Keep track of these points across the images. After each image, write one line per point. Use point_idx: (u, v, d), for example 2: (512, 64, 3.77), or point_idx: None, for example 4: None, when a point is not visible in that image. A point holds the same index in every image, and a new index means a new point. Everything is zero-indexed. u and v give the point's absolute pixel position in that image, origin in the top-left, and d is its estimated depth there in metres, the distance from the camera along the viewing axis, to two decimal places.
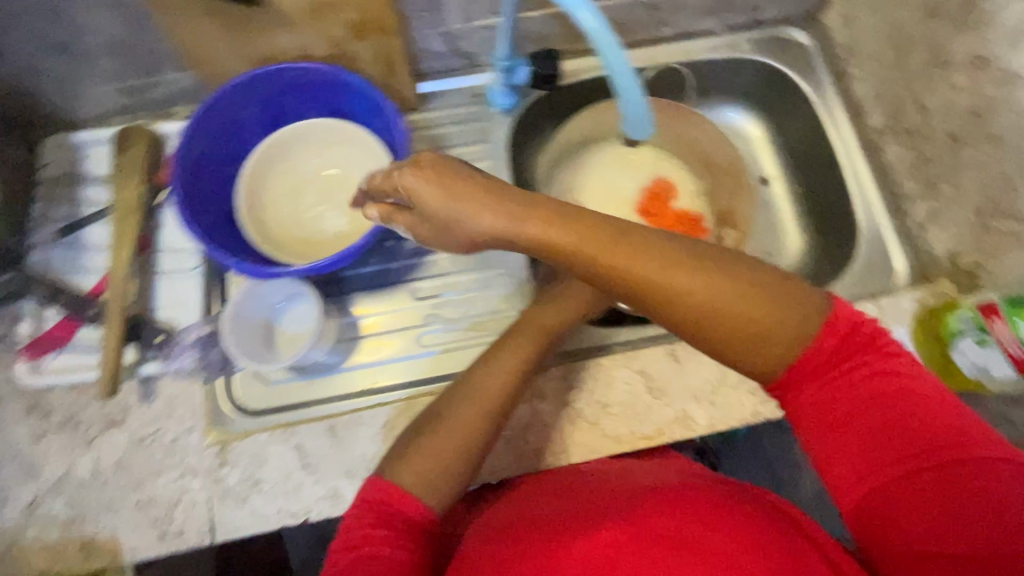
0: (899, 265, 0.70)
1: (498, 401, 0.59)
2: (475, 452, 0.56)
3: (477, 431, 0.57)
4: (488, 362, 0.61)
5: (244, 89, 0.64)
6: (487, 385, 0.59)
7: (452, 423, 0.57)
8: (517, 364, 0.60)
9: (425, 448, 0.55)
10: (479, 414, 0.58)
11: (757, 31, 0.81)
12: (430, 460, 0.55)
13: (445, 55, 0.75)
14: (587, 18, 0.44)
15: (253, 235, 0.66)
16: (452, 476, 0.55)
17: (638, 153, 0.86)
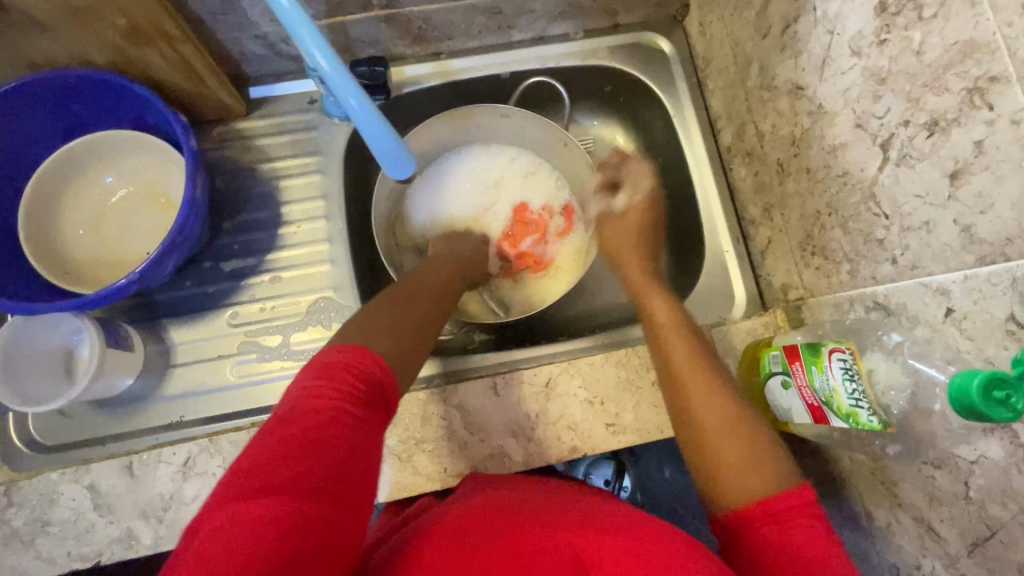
0: (738, 291, 0.68)
1: (430, 315, 0.56)
2: (411, 351, 0.50)
3: (421, 327, 0.53)
4: (414, 281, 0.61)
5: (10, 102, 0.57)
6: (418, 298, 0.57)
7: (393, 314, 0.52)
8: (449, 297, 0.61)
9: (378, 317, 0.50)
10: (417, 312, 0.55)
11: (616, 36, 0.76)
12: (384, 338, 0.48)
13: (267, 57, 0.69)
14: (320, 59, 0.41)
15: (37, 262, 0.61)
16: (409, 358, 0.50)
17: (508, 163, 0.79)
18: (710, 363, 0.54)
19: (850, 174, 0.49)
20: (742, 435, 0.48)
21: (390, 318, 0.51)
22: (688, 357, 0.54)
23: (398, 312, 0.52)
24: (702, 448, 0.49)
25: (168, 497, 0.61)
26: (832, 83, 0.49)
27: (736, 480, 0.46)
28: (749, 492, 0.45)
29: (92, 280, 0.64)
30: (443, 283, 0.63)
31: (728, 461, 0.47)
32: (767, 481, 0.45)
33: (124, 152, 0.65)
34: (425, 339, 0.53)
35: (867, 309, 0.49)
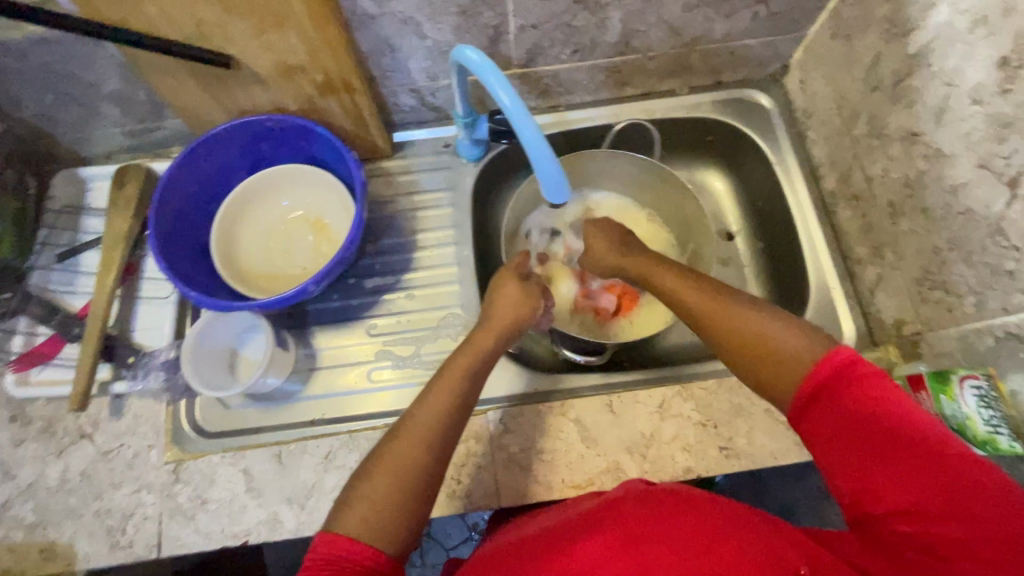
0: (848, 328, 0.71)
1: (418, 474, 0.51)
2: (409, 503, 0.49)
3: (410, 481, 0.50)
4: (409, 425, 0.54)
5: (224, 138, 0.71)
6: (406, 455, 0.51)
7: (366, 497, 0.49)
8: (452, 394, 0.57)
9: (362, 491, 0.49)
10: (398, 486, 0.50)
11: (720, 91, 0.84)
12: (371, 509, 0.48)
13: (416, 108, 0.81)
14: (503, 96, 0.51)
15: (222, 270, 0.73)
16: (401, 527, 0.48)
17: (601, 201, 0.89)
18: (711, 280, 0.62)
19: (974, 211, 0.53)
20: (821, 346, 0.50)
21: (361, 510, 0.48)
22: (676, 278, 0.64)
23: (372, 487, 0.49)
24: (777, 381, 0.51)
25: (310, 485, 0.67)
26: (950, 129, 0.54)
27: (795, 361, 0.50)
28: (801, 358, 0.50)
29: (259, 288, 0.75)
30: (440, 411, 0.55)
31: (774, 355, 0.51)
32: (799, 347, 0.51)
33: (297, 183, 0.78)
34: (410, 509, 0.49)
35: (999, 339, 0.51)
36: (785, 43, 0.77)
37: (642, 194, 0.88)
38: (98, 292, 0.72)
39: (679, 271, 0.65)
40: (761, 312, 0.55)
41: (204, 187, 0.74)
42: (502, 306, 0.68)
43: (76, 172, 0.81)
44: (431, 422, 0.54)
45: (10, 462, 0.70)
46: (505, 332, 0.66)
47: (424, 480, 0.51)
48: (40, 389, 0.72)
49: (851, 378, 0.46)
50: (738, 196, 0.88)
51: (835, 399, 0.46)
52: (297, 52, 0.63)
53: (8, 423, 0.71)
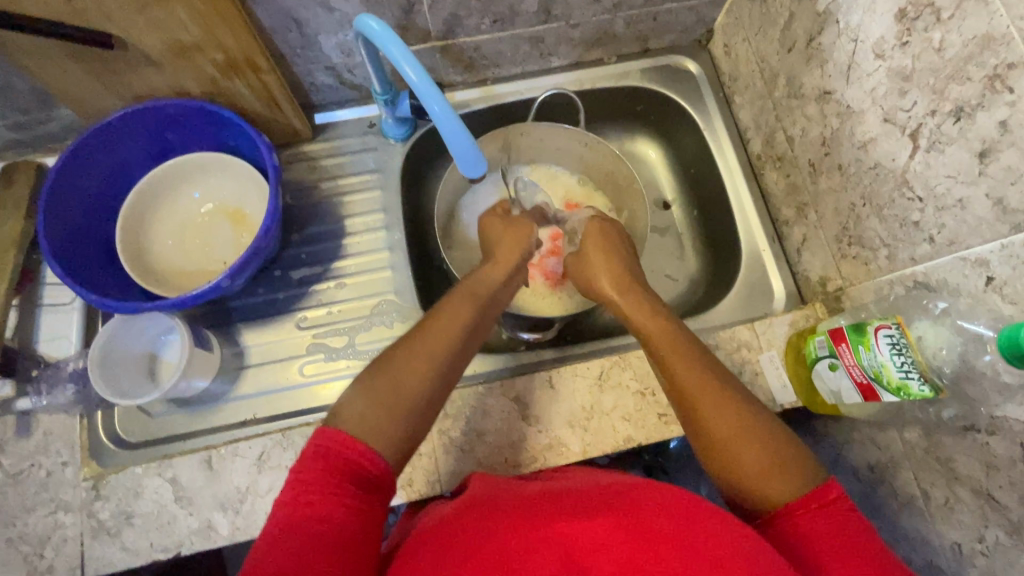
0: (778, 288, 0.72)
1: (419, 394, 0.52)
2: (419, 398, 0.52)
3: (424, 382, 0.53)
4: (426, 329, 0.57)
5: (119, 127, 0.65)
6: (420, 354, 0.54)
7: (371, 399, 0.50)
8: (472, 312, 0.60)
9: (380, 378, 0.52)
10: (399, 398, 0.51)
11: (648, 59, 0.83)
12: (385, 391, 0.51)
13: (335, 87, 0.77)
14: (409, 71, 0.48)
15: (132, 270, 0.68)
16: (410, 418, 0.51)
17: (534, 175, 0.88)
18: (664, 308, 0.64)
19: (882, 165, 0.54)
20: (793, 453, 0.49)
21: (364, 408, 0.50)
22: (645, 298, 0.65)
23: (392, 375, 0.52)
24: (734, 472, 0.50)
25: (244, 489, 0.64)
26: (858, 86, 0.55)
27: (756, 469, 0.49)
28: (759, 464, 0.49)
29: (176, 287, 0.70)
30: (459, 324, 0.58)
31: (746, 462, 0.49)
32: (762, 456, 0.49)
33: (209, 172, 0.73)
34: (408, 421, 0.51)
35: (909, 288, 0.53)
36: (706, 7, 0.76)
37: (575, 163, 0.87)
38: None
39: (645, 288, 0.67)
40: (738, 408, 0.52)
41: (103, 182, 0.68)
42: (513, 238, 0.72)
43: None
44: (447, 333, 0.57)
45: None
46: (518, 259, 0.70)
47: (435, 386, 0.54)
48: None
49: (838, 521, 0.45)
50: (671, 165, 0.89)
51: (819, 527, 0.45)
52: (187, 28, 0.58)
53: None
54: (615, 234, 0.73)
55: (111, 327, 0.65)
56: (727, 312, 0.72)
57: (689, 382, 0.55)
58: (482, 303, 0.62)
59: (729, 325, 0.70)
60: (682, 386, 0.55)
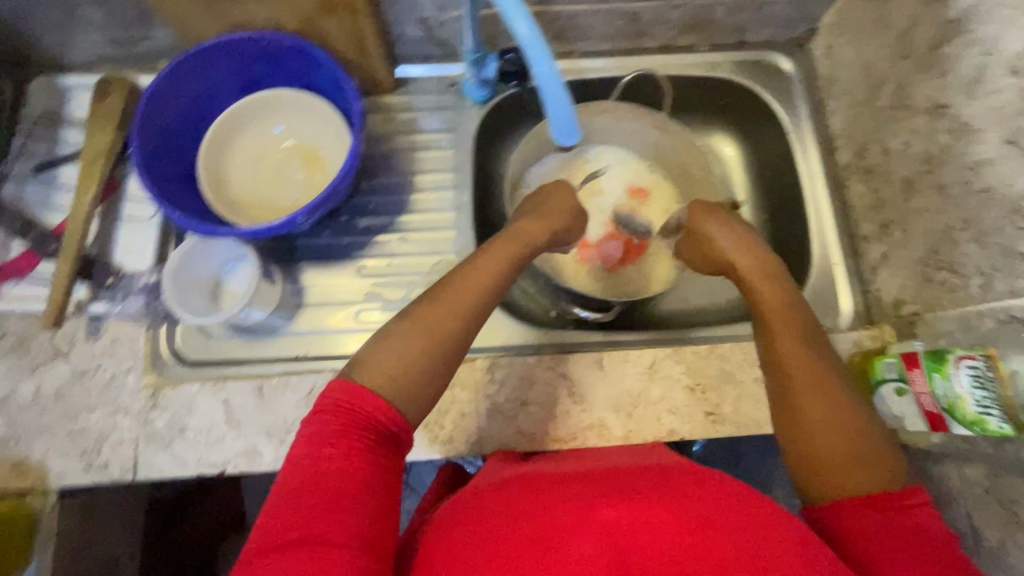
0: (846, 304, 0.70)
1: (442, 354, 0.53)
2: (433, 366, 0.52)
3: (438, 347, 0.52)
4: (440, 295, 0.56)
5: (215, 54, 0.67)
6: (433, 321, 0.53)
7: (393, 358, 0.50)
8: (489, 279, 0.58)
9: (390, 344, 0.51)
10: (420, 359, 0.51)
11: (741, 52, 0.80)
12: (398, 357, 0.51)
13: (422, 41, 0.77)
14: (520, 25, 0.44)
15: (209, 196, 0.69)
16: (422, 387, 0.51)
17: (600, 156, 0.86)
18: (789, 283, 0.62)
19: (994, 189, 0.51)
20: (888, 462, 0.50)
21: (386, 368, 0.50)
22: (769, 273, 0.63)
23: (402, 342, 0.51)
24: (825, 469, 0.50)
25: (291, 420, 0.66)
26: (981, 103, 0.52)
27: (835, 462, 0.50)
28: (835, 454, 0.50)
29: (247, 217, 0.72)
30: (473, 292, 0.56)
31: (825, 457, 0.50)
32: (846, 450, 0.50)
33: (292, 110, 0.74)
34: (431, 382, 0.52)
35: (1001, 321, 0.51)
36: (815, 2, 0.73)
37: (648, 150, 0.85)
38: (75, 209, 0.68)
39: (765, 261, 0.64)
40: (835, 400, 0.52)
41: (191, 105, 0.70)
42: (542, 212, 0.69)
43: (55, 79, 0.77)
44: (462, 298, 0.56)
45: None
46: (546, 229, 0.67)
47: (450, 353, 0.53)
48: (15, 304, 0.69)
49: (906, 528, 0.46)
50: (747, 163, 0.85)
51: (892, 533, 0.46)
52: None
53: None
54: (756, 233, 0.68)
55: (188, 247, 0.67)
56: None
57: (802, 370, 0.54)
58: (509, 265, 0.61)
59: None
60: (790, 369, 0.55)
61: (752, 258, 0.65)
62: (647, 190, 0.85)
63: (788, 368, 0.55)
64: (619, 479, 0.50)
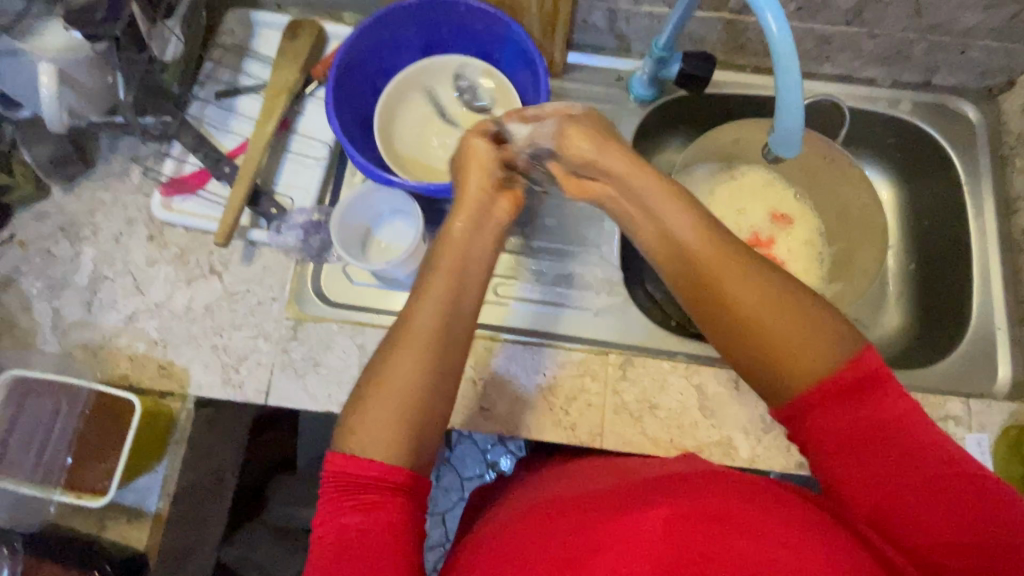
0: (1003, 372, 0.67)
1: (429, 397, 0.51)
2: (416, 418, 0.50)
3: (423, 395, 0.50)
4: (411, 339, 0.52)
5: (418, 12, 0.69)
6: (406, 380, 0.50)
7: (380, 419, 0.49)
8: (441, 319, 0.53)
9: (369, 410, 0.49)
10: (411, 420, 0.49)
11: (924, 93, 0.77)
12: (383, 423, 0.49)
13: (602, 31, 0.77)
14: (772, 23, 0.46)
15: (381, 146, 0.72)
16: (416, 439, 0.50)
17: (746, 176, 0.85)
18: (734, 248, 0.53)
19: None
20: (831, 328, 0.49)
21: (380, 430, 0.49)
22: (722, 258, 0.52)
23: (379, 408, 0.49)
24: (773, 352, 0.49)
25: None
26: None
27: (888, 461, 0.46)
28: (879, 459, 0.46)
29: (407, 171, 0.73)
30: (439, 329, 0.52)
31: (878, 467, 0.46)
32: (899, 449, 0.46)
33: (467, 77, 0.75)
34: (424, 425, 0.50)
35: None
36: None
37: (800, 174, 0.83)
38: (255, 138, 0.72)
39: (693, 220, 0.55)
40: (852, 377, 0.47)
41: (379, 54, 0.72)
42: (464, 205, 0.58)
43: (248, 14, 0.80)
44: (428, 338, 0.52)
45: (143, 278, 0.72)
46: (477, 219, 0.58)
47: (436, 401, 0.51)
48: (183, 218, 0.73)
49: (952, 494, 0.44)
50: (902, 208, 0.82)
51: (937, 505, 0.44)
52: None
53: (146, 242, 0.73)
54: (605, 136, 0.58)
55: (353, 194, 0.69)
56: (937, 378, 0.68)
57: (714, 267, 0.52)
58: (453, 271, 0.55)
59: (940, 392, 0.65)
60: (701, 262, 0.53)
61: (702, 238, 0.54)
62: (791, 218, 0.84)
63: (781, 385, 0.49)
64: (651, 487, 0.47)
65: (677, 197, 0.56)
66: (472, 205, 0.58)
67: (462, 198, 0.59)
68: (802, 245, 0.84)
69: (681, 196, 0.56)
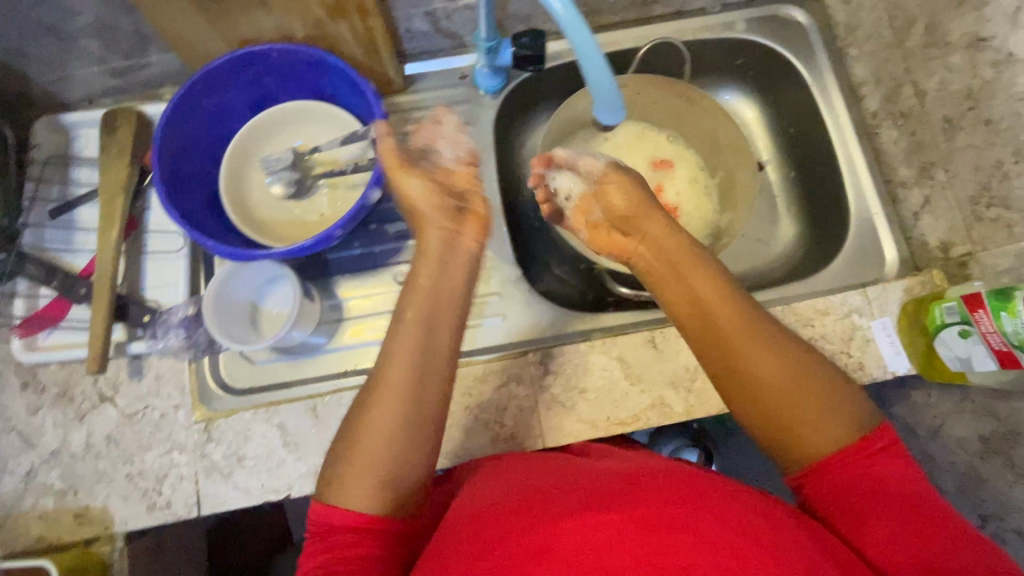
0: (890, 252, 0.69)
1: (409, 445, 0.50)
2: (407, 469, 0.50)
3: (403, 435, 0.50)
4: (383, 380, 0.52)
5: (228, 72, 0.65)
6: (387, 423, 0.50)
7: (358, 464, 0.49)
8: (415, 356, 0.53)
9: (352, 455, 0.49)
10: (391, 467, 0.49)
11: (754, 8, 0.78)
12: (368, 465, 0.49)
13: (429, 35, 0.74)
14: (558, 6, 0.43)
15: (236, 219, 0.67)
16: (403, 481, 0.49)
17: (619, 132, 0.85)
18: (761, 313, 0.55)
19: None
20: (833, 397, 0.49)
21: (360, 478, 0.48)
22: (730, 307, 0.55)
23: (364, 457, 0.49)
24: (757, 399, 0.51)
25: None
26: None
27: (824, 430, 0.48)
28: (822, 447, 0.48)
29: (277, 236, 0.70)
30: (411, 362, 0.53)
31: (812, 446, 0.49)
32: (835, 435, 0.48)
33: (307, 122, 0.72)
34: (405, 472, 0.50)
35: None
36: None
37: (668, 120, 0.84)
38: (101, 249, 0.67)
39: (712, 280, 0.58)
40: (827, 412, 0.49)
41: (207, 128, 0.68)
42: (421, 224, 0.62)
43: (57, 119, 0.74)
44: (400, 375, 0.52)
45: (29, 430, 0.66)
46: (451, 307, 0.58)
47: (421, 444, 0.51)
48: (52, 354, 0.68)
49: (887, 465, 0.47)
50: (768, 121, 0.84)
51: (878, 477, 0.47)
52: None
53: (21, 391, 0.67)
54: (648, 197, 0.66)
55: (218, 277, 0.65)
56: (834, 277, 0.70)
57: (730, 327, 0.54)
58: (416, 318, 0.56)
59: (839, 290, 0.67)
60: (709, 306, 0.56)
61: (731, 309, 0.55)
62: (671, 162, 0.85)
63: (776, 424, 0.50)
64: (622, 481, 0.49)
65: (683, 249, 0.61)
66: (433, 250, 0.60)
67: (423, 247, 0.61)
68: (688, 184, 0.85)
69: (691, 253, 0.60)
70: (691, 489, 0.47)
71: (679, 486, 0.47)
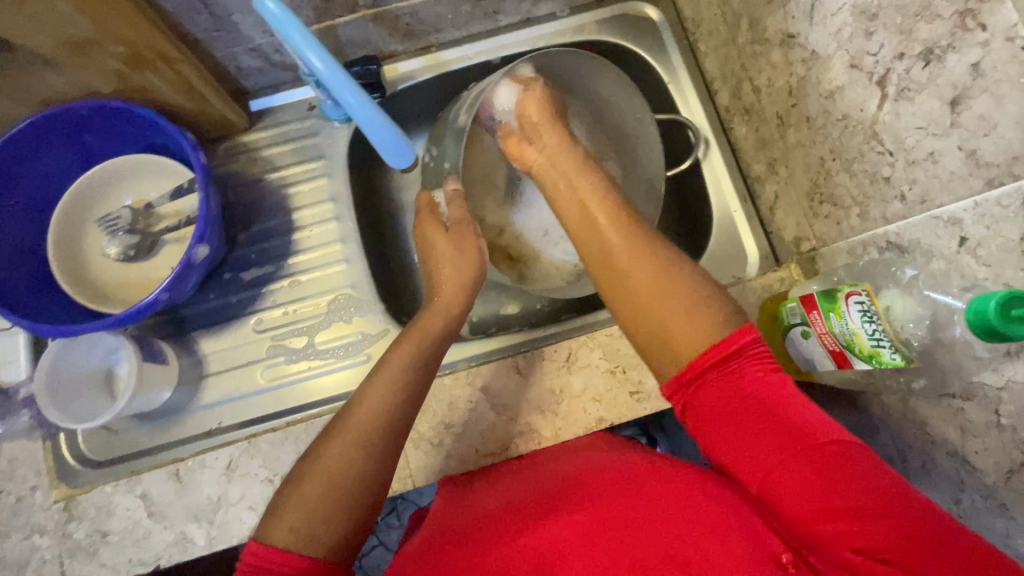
0: (749, 249, 0.69)
1: (355, 472, 0.49)
2: (348, 506, 0.48)
3: (346, 474, 0.49)
4: (353, 409, 0.52)
5: (33, 136, 0.60)
6: (338, 463, 0.49)
7: (298, 494, 0.48)
8: (403, 371, 0.55)
9: (296, 490, 0.48)
10: (329, 508, 0.47)
11: (603, 9, 0.76)
12: (301, 503, 0.47)
13: (265, 69, 0.71)
14: (313, 59, 0.47)
15: (70, 289, 0.64)
16: (339, 524, 0.48)
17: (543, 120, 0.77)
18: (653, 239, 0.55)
19: (850, 117, 0.49)
20: (715, 324, 0.48)
21: (293, 509, 0.47)
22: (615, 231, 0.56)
23: (310, 486, 0.48)
24: (655, 327, 0.50)
25: (216, 499, 0.63)
26: (823, 28, 0.49)
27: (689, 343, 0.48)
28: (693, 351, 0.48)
29: (122, 301, 0.67)
30: (392, 386, 0.53)
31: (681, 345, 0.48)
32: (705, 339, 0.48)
33: (141, 175, 0.68)
34: (359, 487, 0.49)
35: (881, 250, 0.49)
36: None
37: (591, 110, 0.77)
38: None
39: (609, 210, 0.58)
40: (696, 312, 0.49)
41: (26, 196, 0.64)
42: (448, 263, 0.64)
43: None
44: (367, 420, 0.51)
45: None
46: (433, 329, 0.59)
47: (364, 488, 0.49)
48: None
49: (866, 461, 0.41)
50: None
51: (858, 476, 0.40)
52: (80, 25, 0.51)
53: None
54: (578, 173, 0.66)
55: (51, 355, 0.62)
56: None
57: (615, 247, 0.55)
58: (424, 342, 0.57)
59: None
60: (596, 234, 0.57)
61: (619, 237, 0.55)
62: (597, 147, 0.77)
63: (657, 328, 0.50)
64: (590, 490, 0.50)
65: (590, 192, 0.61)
66: (448, 292, 0.63)
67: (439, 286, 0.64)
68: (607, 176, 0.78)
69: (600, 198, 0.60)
70: (652, 489, 0.48)
71: (636, 487, 0.49)
